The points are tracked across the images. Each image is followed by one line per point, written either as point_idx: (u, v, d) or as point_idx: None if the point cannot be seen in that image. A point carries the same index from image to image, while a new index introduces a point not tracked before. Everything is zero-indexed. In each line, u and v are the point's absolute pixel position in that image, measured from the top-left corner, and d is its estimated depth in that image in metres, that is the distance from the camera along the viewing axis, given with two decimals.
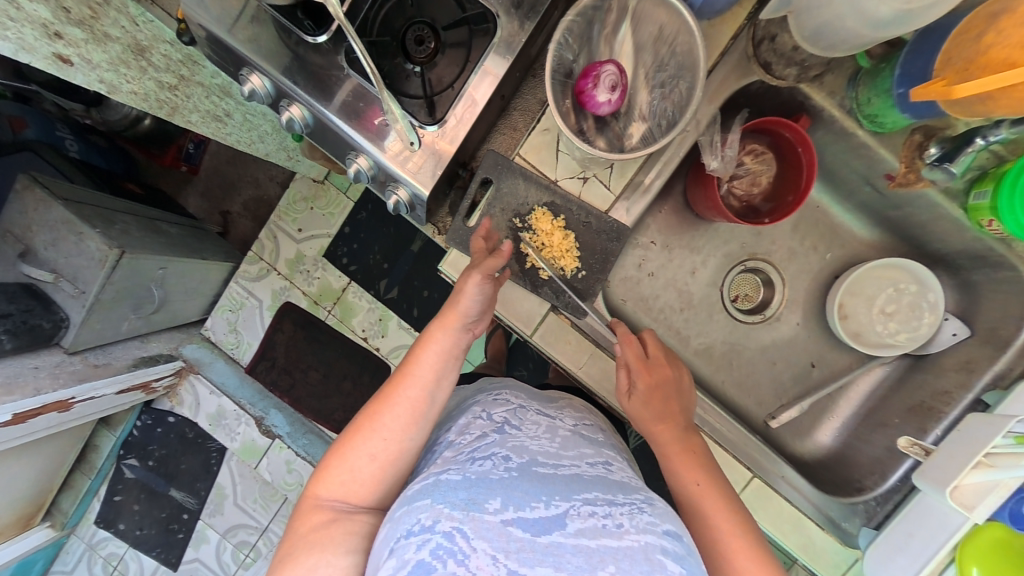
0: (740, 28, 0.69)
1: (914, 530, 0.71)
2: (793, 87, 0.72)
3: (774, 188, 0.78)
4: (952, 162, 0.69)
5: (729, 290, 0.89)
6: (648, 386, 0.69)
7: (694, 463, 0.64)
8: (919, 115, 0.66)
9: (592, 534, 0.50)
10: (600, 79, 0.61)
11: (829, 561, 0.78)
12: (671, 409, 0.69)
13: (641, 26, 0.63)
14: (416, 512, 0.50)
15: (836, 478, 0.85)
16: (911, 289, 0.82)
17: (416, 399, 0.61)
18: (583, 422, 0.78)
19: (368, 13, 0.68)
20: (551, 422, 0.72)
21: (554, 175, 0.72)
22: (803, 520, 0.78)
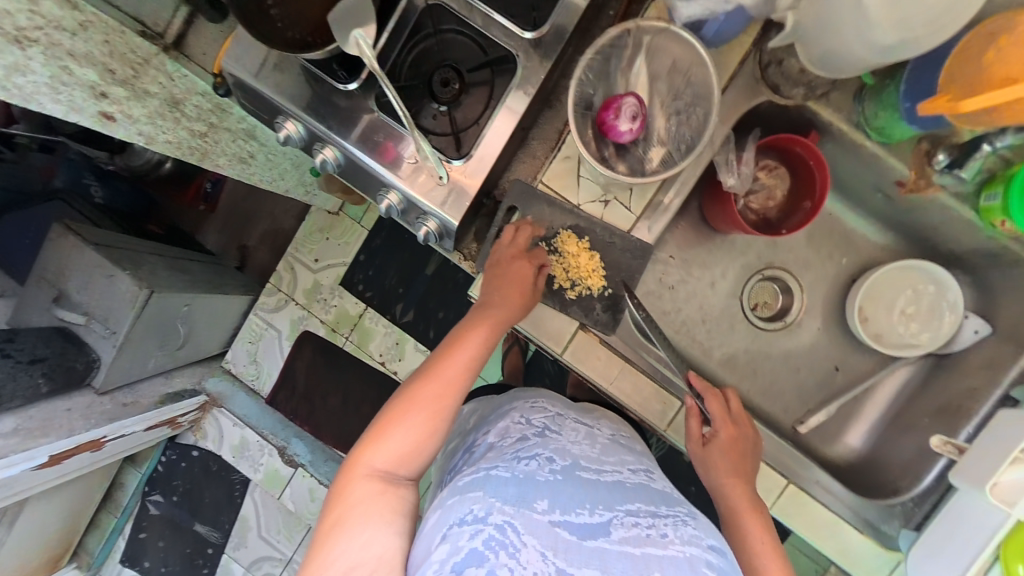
0: (747, 54, 0.73)
1: (956, 529, 0.71)
2: (802, 105, 0.75)
3: (789, 200, 0.81)
4: (962, 167, 0.72)
5: (748, 299, 0.91)
6: (728, 438, 0.73)
7: (761, 523, 0.68)
8: (927, 128, 0.69)
9: (637, 542, 0.51)
10: (621, 111, 0.65)
11: (867, 562, 0.78)
12: (746, 466, 0.73)
13: (655, 58, 0.68)
14: (469, 502, 0.52)
15: (870, 481, 0.86)
16: (929, 290, 0.84)
17: (464, 367, 0.63)
18: (618, 433, 0.80)
19: (397, 59, 0.74)
20: (590, 430, 0.74)
21: (578, 200, 0.74)
22: (840, 525, 0.78)
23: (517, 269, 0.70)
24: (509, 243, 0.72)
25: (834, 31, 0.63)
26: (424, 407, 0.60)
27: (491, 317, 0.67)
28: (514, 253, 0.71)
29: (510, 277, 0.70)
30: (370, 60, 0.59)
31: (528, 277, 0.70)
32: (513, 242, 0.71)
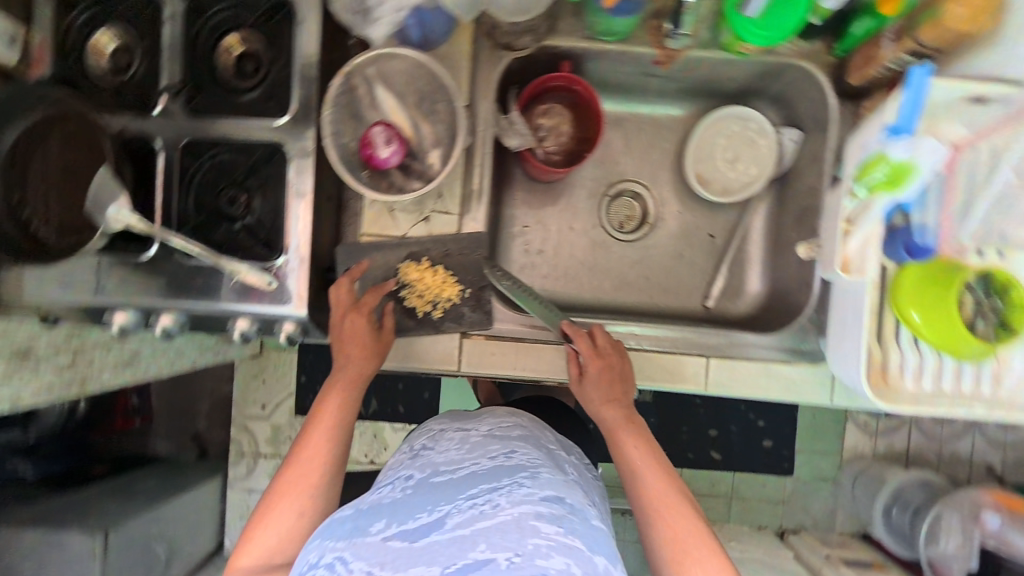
0: (472, 34, 0.79)
1: (839, 321, 0.67)
2: (541, 47, 0.81)
3: (577, 126, 0.86)
4: (680, 25, 0.74)
5: (611, 223, 0.94)
6: (597, 370, 0.72)
7: (642, 443, 0.68)
8: (628, 12, 0.73)
9: (469, 522, 0.51)
10: (375, 140, 0.71)
11: (809, 383, 0.77)
12: (620, 389, 0.73)
13: (390, 83, 0.74)
14: (307, 554, 0.53)
15: (776, 307, 0.84)
16: (739, 127, 0.90)
17: (320, 440, 0.67)
18: (521, 416, 0.79)
19: (178, 206, 0.76)
20: (467, 431, 0.72)
21: (402, 231, 0.77)
22: (774, 367, 0.76)
23: (347, 326, 0.73)
24: (341, 302, 0.74)
25: None
26: (286, 493, 0.64)
27: (340, 383, 0.71)
28: (343, 311, 0.74)
29: (348, 335, 0.72)
30: (149, 228, 0.67)
31: (365, 330, 0.73)
32: (342, 300, 0.74)
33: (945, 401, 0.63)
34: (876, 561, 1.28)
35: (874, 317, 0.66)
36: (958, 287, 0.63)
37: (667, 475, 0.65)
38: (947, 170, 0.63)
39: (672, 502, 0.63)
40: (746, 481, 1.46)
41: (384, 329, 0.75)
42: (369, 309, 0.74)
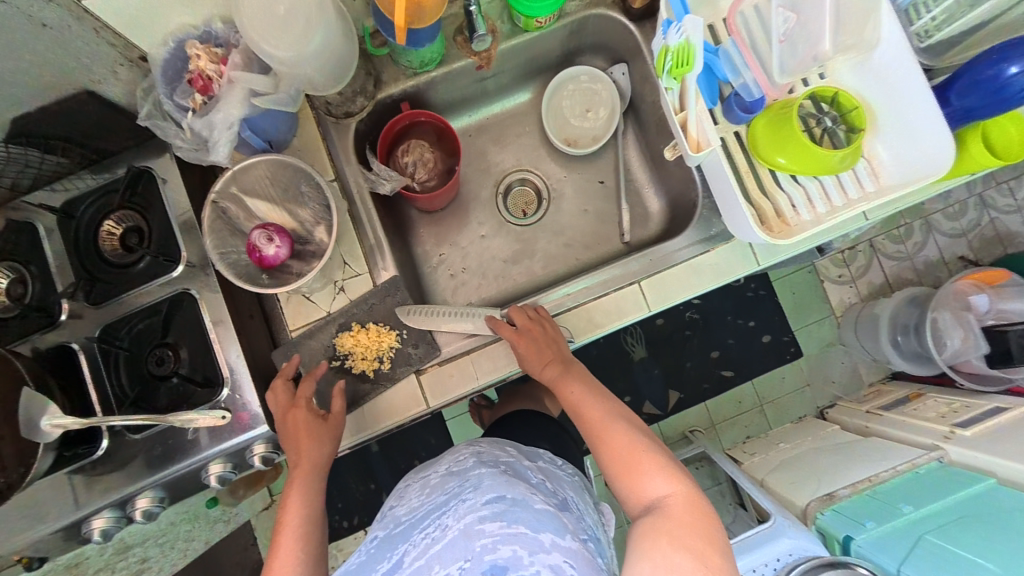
0: (316, 117, 0.82)
1: (719, 189, 0.69)
2: (375, 103, 0.85)
3: (441, 149, 0.89)
4: (475, 28, 0.75)
5: (514, 213, 0.96)
6: (526, 347, 0.75)
7: (581, 389, 0.74)
8: (423, 42, 0.73)
9: (433, 562, 0.62)
10: (258, 242, 0.72)
11: (734, 258, 0.78)
12: (555, 353, 0.76)
13: (256, 192, 0.78)
14: None
15: (679, 210, 0.87)
16: (578, 84, 0.94)
17: (292, 536, 0.68)
18: (476, 446, 0.87)
19: (114, 389, 0.75)
20: (428, 483, 0.82)
21: (327, 307, 0.80)
22: (698, 263, 0.78)
23: (289, 419, 0.74)
24: (279, 401, 0.74)
25: (292, 67, 0.69)
26: None
27: (298, 477, 0.73)
28: (284, 404, 0.74)
29: (294, 426, 0.73)
30: (90, 421, 0.66)
31: (310, 418, 0.74)
32: (278, 399, 0.74)
33: (844, 211, 0.65)
34: (913, 393, 1.35)
35: (749, 175, 0.70)
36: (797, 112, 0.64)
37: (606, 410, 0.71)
38: (731, 34, 0.69)
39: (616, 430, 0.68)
40: (764, 382, 1.52)
41: (332, 415, 0.76)
42: (303, 398, 0.74)
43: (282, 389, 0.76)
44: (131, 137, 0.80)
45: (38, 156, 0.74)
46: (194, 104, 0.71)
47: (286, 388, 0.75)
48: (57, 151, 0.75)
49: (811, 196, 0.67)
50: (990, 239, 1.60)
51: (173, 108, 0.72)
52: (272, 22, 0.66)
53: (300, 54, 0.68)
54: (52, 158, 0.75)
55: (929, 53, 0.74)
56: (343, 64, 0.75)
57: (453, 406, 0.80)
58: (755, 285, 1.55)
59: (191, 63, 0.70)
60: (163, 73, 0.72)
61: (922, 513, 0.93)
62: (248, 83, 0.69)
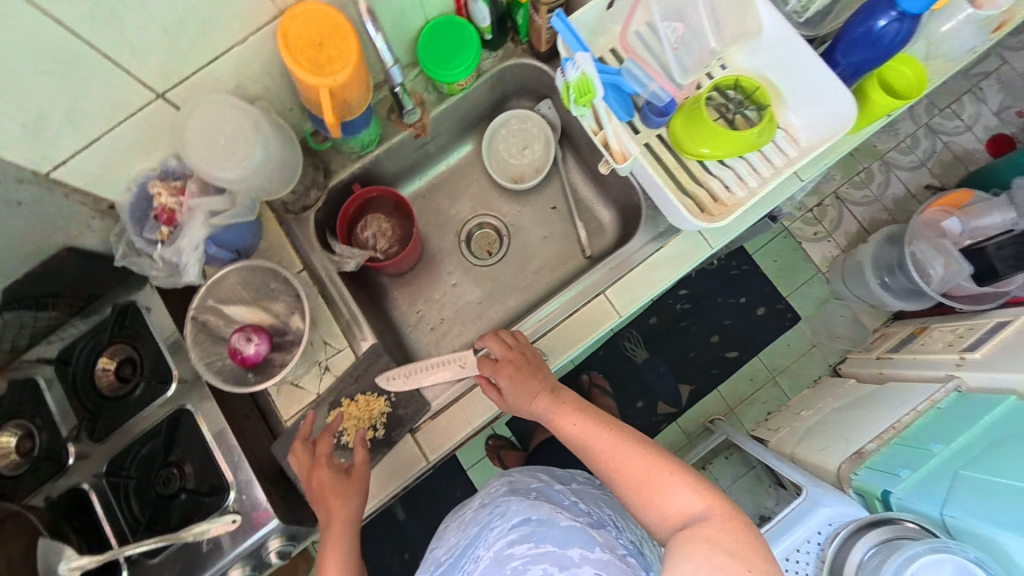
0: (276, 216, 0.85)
1: (649, 187, 0.71)
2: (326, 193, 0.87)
3: (395, 213, 0.91)
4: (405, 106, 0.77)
5: (480, 255, 0.97)
6: (507, 377, 0.77)
7: (573, 411, 0.72)
8: (361, 127, 0.77)
9: None
10: (238, 344, 0.77)
11: (684, 247, 0.81)
12: (538, 381, 0.76)
13: (231, 298, 0.81)
14: None
15: (629, 215, 0.91)
16: (509, 125, 0.96)
17: None
18: (504, 477, 0.87)
19: (127, 517, 0.77)
20: (464, 520, 0.83)
21: (317, 388, 0.82)
22: (654, 262, 0.81)
23: (314, 480, 0.74)
24: (304, 460, 0.75)
25: (239, 182, 0.73)
26: None
27: (331, 538, 0.71)
28: (307, 466, 0.75)
29: (320, 483, 0.73)
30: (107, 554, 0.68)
31: (335, 474, 0.74)
32: (300, 461, 0.75)
33: (774, 179, 0.67)
34: (919, 327, 1.36)
35: (679, 169, 0.71)
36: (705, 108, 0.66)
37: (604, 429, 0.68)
38: (628, 52, 0.69)
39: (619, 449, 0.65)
40: (769, 353, 1.53)
41: (357, 466, 0.76)
42: (325, 454, 0.75)
43: (303, 446, 0.76)
44: (114, 277, 0.84)
45: (31, 315, 0.79)
46: (162, 236, 0.74)
47: (304, 450, 0.76)
48: (47, 306, 0.80)
49: (741, 172, 0.69)
50: (948, 164, 1.64)
51: (144, 244, 0.75)
52: (210, 148, 0.69)
53: (246, 170, 0.72)
54: (43, 314, 0.80)
55: (809, 26, 0.77)
56: (288, 160, 0.78)
57: (451, 455, 0.82)
58: (737, 262, 1.58)
59: (155, 201, 0.74)
60: (132, 215, 0.75)
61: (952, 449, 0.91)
62: (206, 206, 0.73)
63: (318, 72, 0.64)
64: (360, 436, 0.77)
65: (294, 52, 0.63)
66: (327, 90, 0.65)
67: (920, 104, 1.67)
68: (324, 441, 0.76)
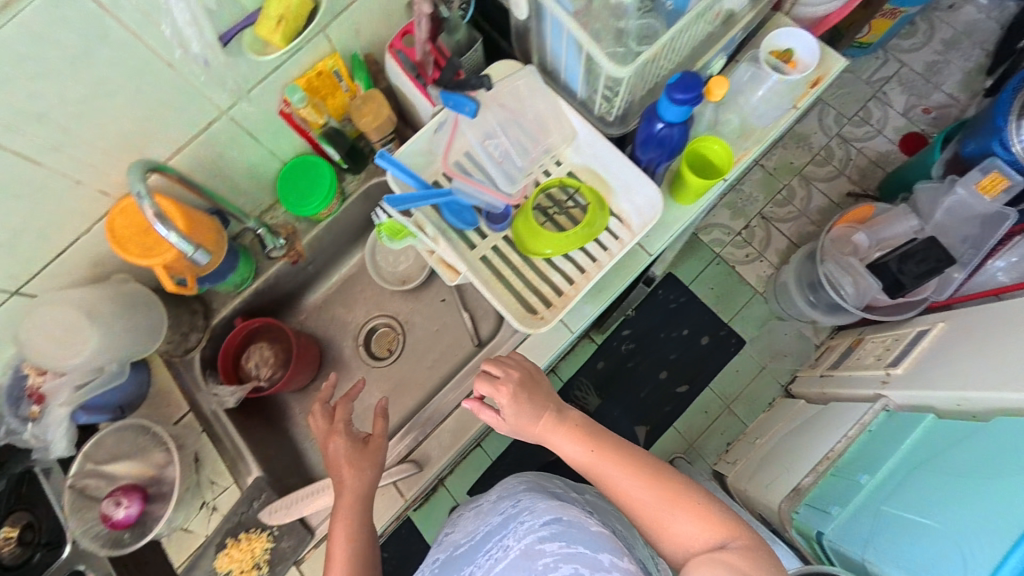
0: (163, 362, 0.89)
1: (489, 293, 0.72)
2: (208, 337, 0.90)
3: (271, 334, 0.92)
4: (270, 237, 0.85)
5: (384, 353, 1.01)
6: (512, 404, 0.69)
7: (583, 439, 0.69)
8: (219, 278, 0.84)
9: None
10: (110, 510, 0.80)
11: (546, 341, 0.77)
12: (544, 402, 0.70)
13: (115, 453, 0.85)
14: None
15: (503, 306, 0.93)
16: None
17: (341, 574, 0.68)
18: (522, 480, 0.89)
19: None
20: (479, 513, 0.86)
21: (202, 533, 0.85)
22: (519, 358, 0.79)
23: (335, 455, 0.76)
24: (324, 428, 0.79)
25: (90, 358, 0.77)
26: None
27: (345, 504, 0.73)
28: (328, 434, 0.78)
29: (344, 453, 0.76)
30: None
31: (354, 446, 0.76)
32: (321, 432, 0.79)
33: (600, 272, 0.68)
34: (856, 338, 1.37)
35: (525, 268, 0.72)
36: (529, 213, 0.70)
37: (628, 460, 0.66)
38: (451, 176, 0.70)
39: (643, 482, 0.64)
40: (720, 380, 1.54)
41: (373, 439, 0.78)
42: (343, 429, 0.78)
43: (321, 415, 0.80)
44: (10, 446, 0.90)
45: None
46: (32, 413, 0.80)
47: (322, 424, 0.79)
48: None
49: (585, 264, 0.72)
50: (865, 169, 1.68)
51: (17, 421, 0.82)
52: (49, 341, 0.75)
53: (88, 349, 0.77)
54: None
55: (617, 124, 0.71)
56: (149, 316, 0.82)
57: None
58: (675, 295, 1.62)
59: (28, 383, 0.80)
60: (7, 395, 0.83)
61: (879, 479, 0.91)
62: (70, 381, 0.79)
63: (147, 255, 0.72)
64: (378, 408, 0.79)
65: (124, 241, 0.72)
66: (159, 266, 0.73)
67: (829, 116, 1.73)
68: (342, 419, 0.79)
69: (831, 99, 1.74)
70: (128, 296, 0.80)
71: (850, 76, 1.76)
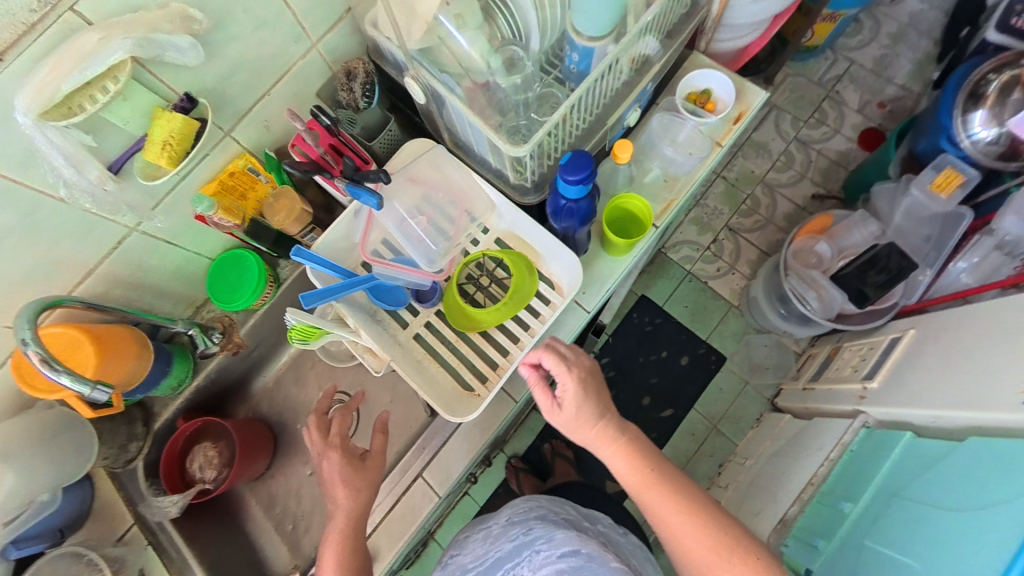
0: None
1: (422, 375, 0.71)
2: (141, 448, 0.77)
3: (219, 435, 0.80)
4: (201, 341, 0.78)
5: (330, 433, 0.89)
6: (574, 399, 0.59)
7: (644, 459, 0.59)
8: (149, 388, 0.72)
9: None
10: None
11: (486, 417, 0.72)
12: (606, 404, 0.60)
13: None
14: None
15: None
16: None
17: None
18: (530, 501, 0.85)
19: None
20: (490, 536, 0.82)
21: None
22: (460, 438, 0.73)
23: (333, 475, 0.63)
24: (322, 441, 0.65)
25: None
26: None
27: (338, 531, 0.61)
28: (321, 446, 0.65)
29: (338, 471, 0.63)
30: None
31: (352, 462, 0.64)
32: (315, 445, 0.65)
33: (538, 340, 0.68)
34: (833, 346, 1.34)
35: (461, 341, 0.71)
36: (457, 291, 0.70)
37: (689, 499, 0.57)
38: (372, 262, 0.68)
39: (701, 526, 0.56)
40: (705, 400, 1.51)
41: (373, 453, 0.66)
42: (341, 439, 0.65)
43: (320, 427, 0.66)
44: None
45: None
46: None
47: (318, 436, 0.66)
48: None
49: (517, 333, 0.70)
50: (827, 169, 1.67)
51: None
52: None
53: None
54: None
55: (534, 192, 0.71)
56: (77, 442, 0.70)
57: None
58: (650, 317, 1.59)
59: None
60: None
61: (861, 507, 0.88)
62: None
63: (53, 387, 0.62)
64: (380, 422, 0.67)
65: (28, 375, 0.62)
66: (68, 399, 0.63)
67: (785, 121, 1.73)
68: (340, 430, 0.66)
69: (785, 104, 1.74)
70: (51, 423, 0.68)
71: (801, 79, 1.76)
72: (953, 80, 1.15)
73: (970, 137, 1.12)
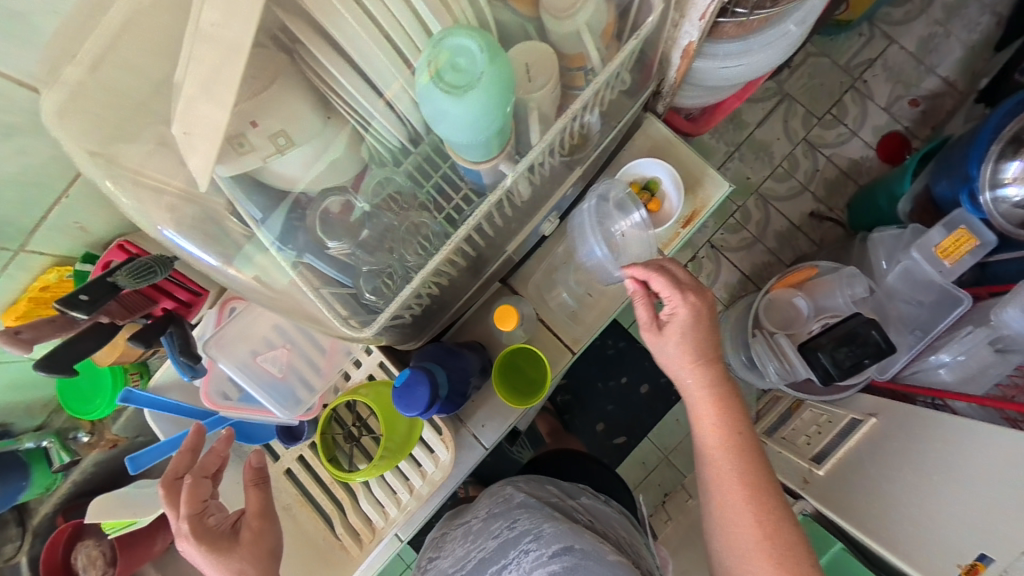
0: None
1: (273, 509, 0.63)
2: None
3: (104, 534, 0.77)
4: (68, 453, 0.77)
5: None
6: (683, 322, 0.53)
7: (732, 415, 0.53)
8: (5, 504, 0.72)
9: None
10: None
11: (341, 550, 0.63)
12: (708, 346, 0.54)
13: None
14: None
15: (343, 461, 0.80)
16: None
17: None
18: (507, 495, 0.70)
19: None
20: (469, 532, 0.67)
21: None
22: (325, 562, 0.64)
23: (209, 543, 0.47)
24: (183, 510, 0.48)
25: None
26: None
27: None
28: (188, 512, 0.48)
29: (214, 542, 0.47)
30: None
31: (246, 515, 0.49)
32: (177, 509, 0.48)
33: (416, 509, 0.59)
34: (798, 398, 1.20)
35: (337, 484, 0.63)
36: (321, 431, 0.59)
37: (760, 485, 0.51)
38: (220, 405, 0.61)
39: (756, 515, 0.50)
40: (659, 433, 1.41)
41: (248, 521, 0.49)
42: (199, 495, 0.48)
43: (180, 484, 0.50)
44: None
45: None
46: None
47: (182, 493, 0.48)
48: None
49: (395, 486, 0.61)
50: (834, 181, 1.42)
51: None
52: None
53: None
54: None
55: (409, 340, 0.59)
56: None
57: None
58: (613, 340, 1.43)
59: None
60: None
61: None
62: None
63: None
64: (250, 470, 0.50)
65: None
66: None
67: (796, 117, 1.44)
68: (200, 479, 0.49)
69: (799, 93, 1.44)
70: None
71: (824, 61, 1.44)
72: (999, 114, 0.91)
73: (995, 194, 0.89)
